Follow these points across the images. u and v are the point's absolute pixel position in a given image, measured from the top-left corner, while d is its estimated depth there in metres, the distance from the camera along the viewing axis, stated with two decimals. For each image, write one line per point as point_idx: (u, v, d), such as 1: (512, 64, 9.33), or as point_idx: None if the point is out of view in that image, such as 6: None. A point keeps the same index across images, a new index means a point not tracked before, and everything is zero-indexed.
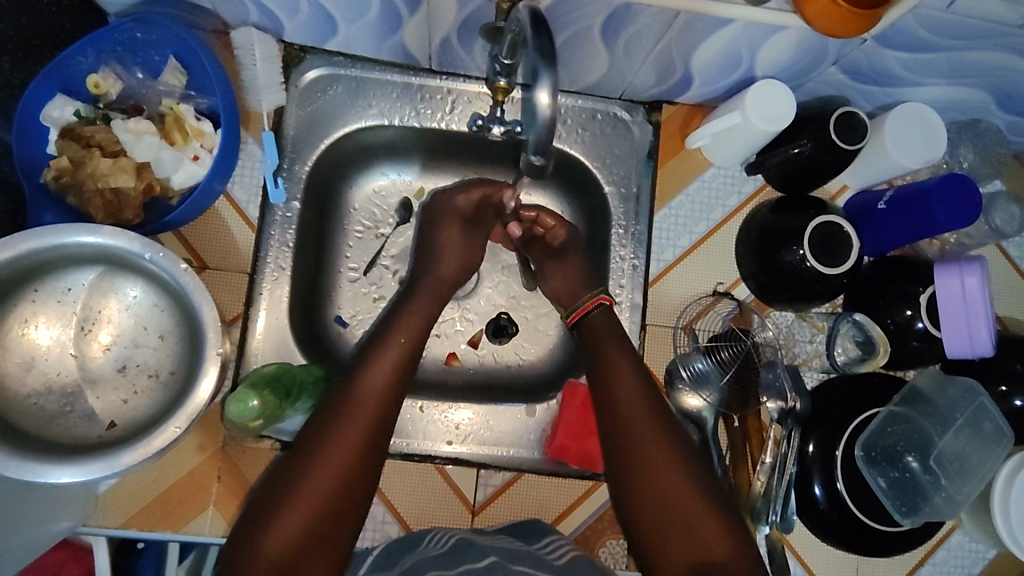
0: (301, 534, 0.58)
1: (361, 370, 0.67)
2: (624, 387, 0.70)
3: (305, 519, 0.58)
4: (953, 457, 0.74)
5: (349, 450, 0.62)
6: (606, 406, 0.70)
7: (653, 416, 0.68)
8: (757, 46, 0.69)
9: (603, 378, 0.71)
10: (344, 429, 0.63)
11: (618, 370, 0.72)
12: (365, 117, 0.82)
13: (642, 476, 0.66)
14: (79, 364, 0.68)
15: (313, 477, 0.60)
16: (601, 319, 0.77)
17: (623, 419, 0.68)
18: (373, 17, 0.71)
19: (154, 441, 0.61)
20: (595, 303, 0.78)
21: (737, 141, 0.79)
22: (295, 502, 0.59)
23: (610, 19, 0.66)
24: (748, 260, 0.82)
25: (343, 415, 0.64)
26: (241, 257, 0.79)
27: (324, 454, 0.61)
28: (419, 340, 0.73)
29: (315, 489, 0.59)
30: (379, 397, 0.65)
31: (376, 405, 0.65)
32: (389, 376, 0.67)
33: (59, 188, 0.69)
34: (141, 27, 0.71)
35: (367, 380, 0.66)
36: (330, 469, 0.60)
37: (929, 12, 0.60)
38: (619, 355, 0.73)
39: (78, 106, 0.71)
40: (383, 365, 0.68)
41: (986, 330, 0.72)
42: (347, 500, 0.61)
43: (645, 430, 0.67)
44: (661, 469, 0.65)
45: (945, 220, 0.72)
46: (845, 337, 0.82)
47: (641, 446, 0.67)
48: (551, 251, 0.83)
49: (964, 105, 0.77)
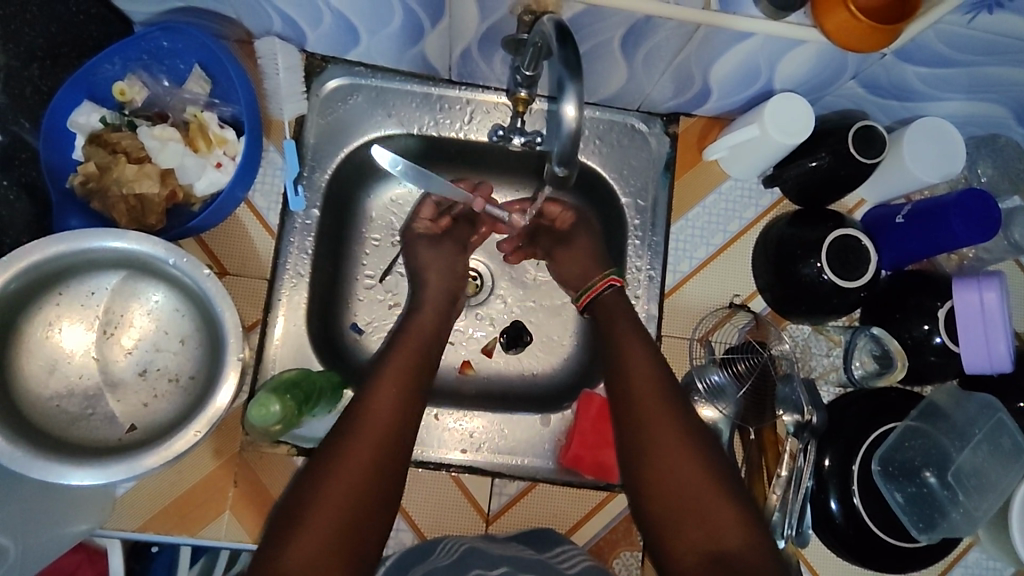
0: (326, 541, 0.58)
1: (375, 383, 0.69)
2: (646, 392, 0.69)
3: (330, 524, 0.58)
4: (971, 473, 0.73)
5: (373, 458, 0.63)
6: (626, 412, 0.69)
7: (675, 421, 0.68)
8: (777, 59, 0.69)
9: (623, 382, 0.71)
10: (363, 437, 0.64)
11: (640, 374, 0.71)
12: (384, 125, 0.83)
13: (661, 483, 0.65)
14: (101, 368, 0.68)
15: (335, 484, 0.61)
16: (613, 298, 0.78)
17: (644, 423, 0.68)
18: (395, 28, 0.72)
19: (174, 445, 0.62)
20: (606, 284, 0.79)
21: (754, 154, 0.79)
22: (320, 509, 0.59)
23: (631, 32, 0.67)
24: (765, 272, 0.82)
25: (361, 425, 0.65)
26: (260, 262, 0.80)
27: (345, 462, 0.62)
28: (432, 351, 0.76)
29: (337, 496, 0.60)
30: (394, 408, 0.67)
31: (396, 414, 0.67)
32: (403, 387, 0.69)
33: (86, 194, 0.70)
34: (168, 36, 0.72)
35: (383, 388, 0.68)
36: (351, 474, 0.61)
37: (950, 28, 0.60)
38: (640, 358, 0.72)
39: (104, 113, 0.72)
40: (394, 377, 0.69)
41: (1005, 345, 0.72)
42: (368, 509, 0.61)
43: (663, 435, 0.67)
44: (683, 476, 0.65)
45: (964, 234, 0.72)
46: (863, 351, 0.81)
47: (661, 451, 0.66)
48: (557, 237, 0.85)
49: (983, 120, 0.77)
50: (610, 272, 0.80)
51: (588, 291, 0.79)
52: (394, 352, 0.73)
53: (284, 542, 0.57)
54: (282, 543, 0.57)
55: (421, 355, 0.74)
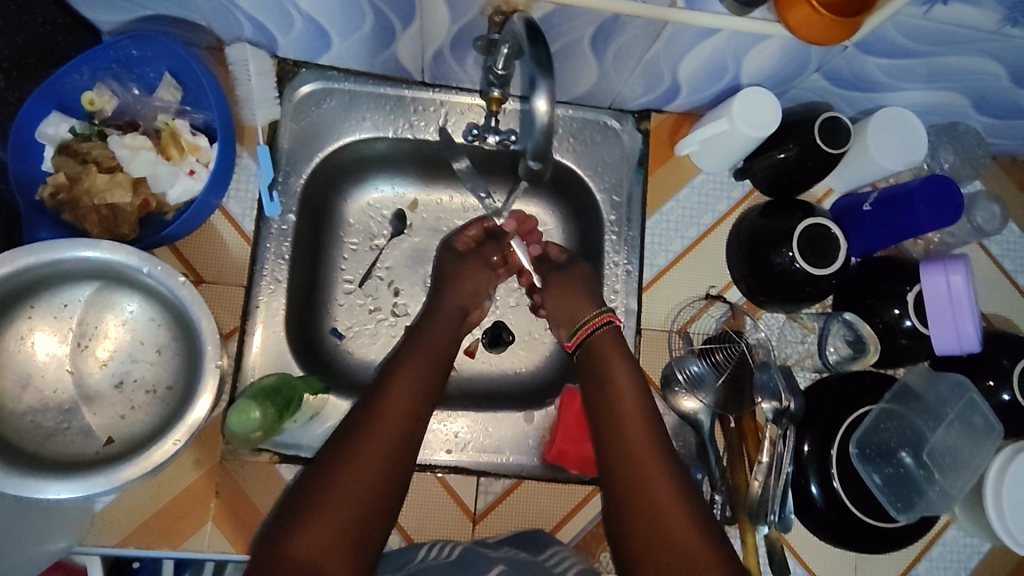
0: (337, 532, 0.57)
1: (385, 388, 0.67)
2: (632, 420, 0.70)
3: (341, 514, 0.57)
4: (946, 451, 0.76)
5: (379, 463, 0.61)
6: (614, 442, 0.69)
7: (659, 450, 0.67)
8: (742, 54, 0.71)
9: (613, 414, 0.71)
10: (372, 440, 0.62)
11: (626, 393, 0.72)
12: (359, 129, 0.83)
13: (646, 511, 0.63)
14: (75, 381, 0.68)
15: (346, 474, 0.59)
16: (607, 336, 0.76)
17: (631, 450, 0.67)
18: (366, 31, 0.73)
19: (153, 455, 0.61)
20: (601, 321, 0.77)
21: (724, 147, 0.80)
22: (334, 498, 0.58)
23: (600, 31, 0.68)
24: (738, 264, 0.83)
25: (380, 417, 0.64)
26: (237, 269, 0.79)
27: (355, 468, 0.60)
28: (447, 354, 0.75)
29: (351, 486, 0.59)
30: (408, 407, 0.66)
31: (408, 413, 0.66)
32: (415, 395, 0.67)
33: (56, 205, 0.69)
34: (137, 44, 0.72)
35: (396, 386, 0.67)
36: (367, 467, 0.60)
37: (907, 19, 0.62)
38: (629, 389, 0.72)
39: (73, 123, 0.72)
40: (411, 374, 0.69)
41: (973, 326, 0.73)
42: (378, 505, 0.60)
43: (641, 455, 0.67)
44: (666, 505, 0.63)
45: (930, 220, 0.75)
46: (836, 337, 0.83)
47: (640, 470, 0.66)
48: (552, 266, 0.84)
49: (943, 109, 0.80)
50: (606, 310, 0.78)
51: (581, 329, 0.77)
52: (409, 355, 0.72)
53: (297, 526, 0.56)
54: (295, 526, 0.57)
55: (431, 363, 0.72)
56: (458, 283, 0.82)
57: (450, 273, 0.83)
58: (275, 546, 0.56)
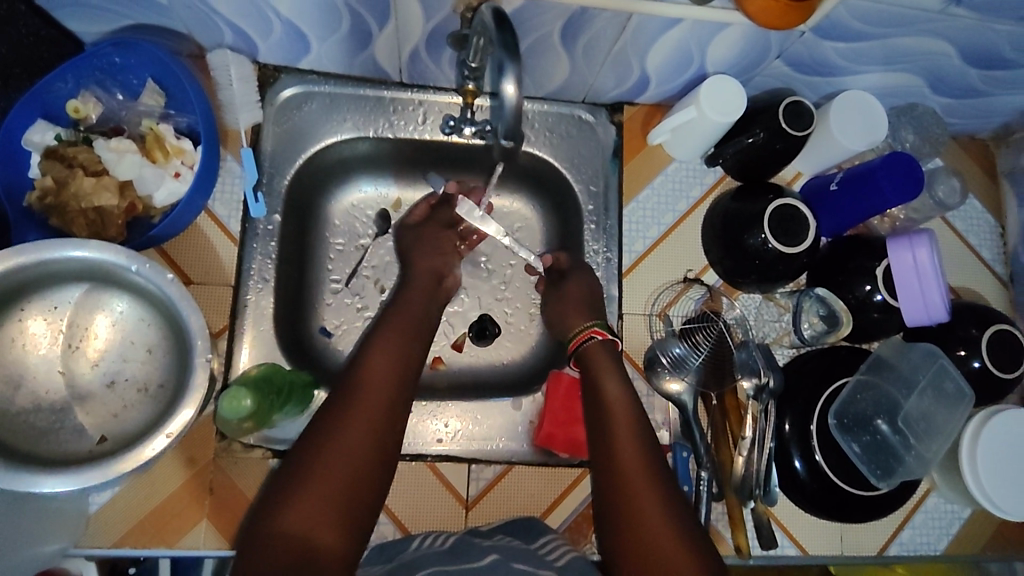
0: (328, 499, 0.59)
1: (365, 363, 0.69)
2: (616, 409, 0.73)
3: (331, 482, 0.59)
4: (920, 417, 0.78)
5: (364, 436, 0.63)
6: (601, 426, 0.73)
7: (644, 452, 0.70)
8: (706, 43, 0.74)
9: (603, 417, 0.73)
10: (355, 412, 0.64)
11: (608, 380, 0.76)
12: (340, 131, 0.86)
13: (628, 512, 0.66)
14: (67, 381, 0.69)
15: (333, 441, 0.62)
16: (595, 349, 0.78)
17: (616, 450, 0.70)
18: (343, 33, 0.75)
19: (146, 450, 0.63)
20: (585, 337, 0.79)
21: (695, 134, 0.83)
22: (323, 464, 0.60)
23: (569, 24, 0.70)
24: (714, 247, 0.86)
25: (364, 385, 0.67)
26: (224, 269, 0.81)
27: (340, 440, 0.62)
28: (425, 330, 0.78)
29: (339, 453, 0.61)
30: (392, 377, 0.69)
31: (392, 381, 0.68)
32: (396, 368, 0.70)
33: (44, 209, 0.71)
34: (121, 52, 0.74)
35: (378, 357, 0.70)
36: (354, 434, 0.63)
37: (858, 2, 0.66)
38: (611, 378, 0.76)
39: (59, 130, 0.73)
40: (392, 346, 0.72)
41: (939, 295, 0.76)
42: (369, 472, 0.62)
43: (620, 436, 0.71)
44: (648, 508, 0.65)
45: (894, 196, 0.77)
46: (810, 313, 0.85)
47: (616, 450, 0.70)
48: (557, 279, 0.87)
49: (901, 90, 0.83)
50: (595, 323, 0.81)
51: (572, 341, 0.80)
52: (390, 328, 0.75)
53: (288, 493, 0.58)
54: (286, 493, 0.58)
55: (409, 337, 0.74)
56: (427, 254, 0.85)
57: (421, 244, 0.86)
58: (269, 512, 0.58)
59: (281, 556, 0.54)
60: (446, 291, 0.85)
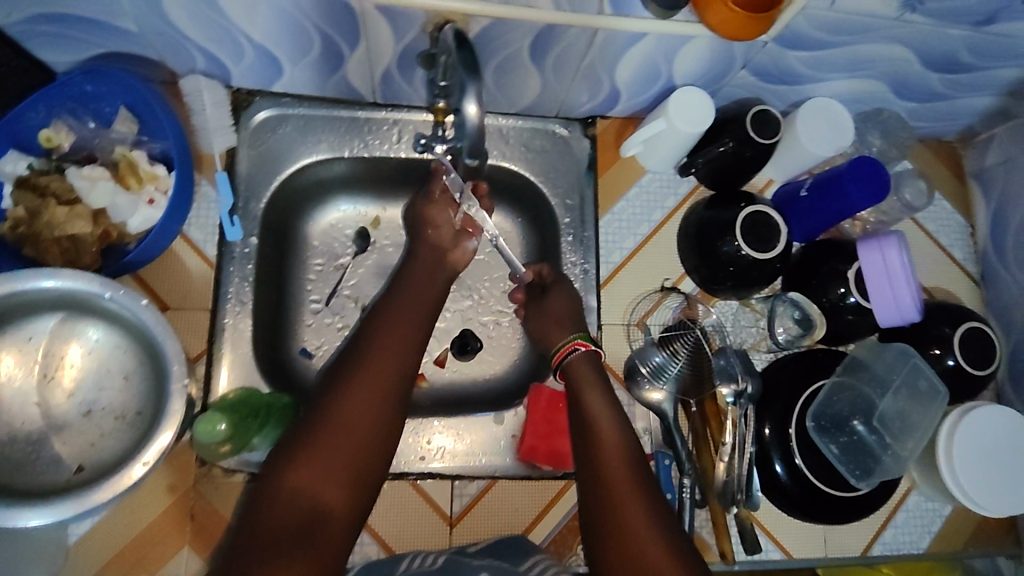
0: (333, 468, 0.61)
1: (376, 333, 0.71)
2: (596, 408, 0.75)
3: (336, 451, 0.62)
4: (895, 416, 0.79)
5: (369, 407, 0.65)
6: (581, 427, 0.74)
7: (630, 464, 0.70)
8: (672, 56, 0.75)
9: (587, 429, 0.74)
10: (362, 383, 0.66)
11: (587, 387, 0.77)
12: (316, 151, 0.86)
13: (614, 520, 0.66)
14: (42, 412, 0.68)
15: (338, 412, 0.64)
16: (579, 361, 0.79)
17: (602, 463, 0.70)
18: (315, 56, 0.76)
19: (123, 479, 0.62)
20: (571, 349, 0.80)
21: (666, 145, 0.84)
22: (328, 435, 0.62)
23: (537, 40, 0.71)
24: (690, 255, 0.87)
25: (371, 356, 0.68)
26: (201, 292, 0.81)
27: (347, 410, 0.64)
28: (434, 297, 0.78)
29: (343, 425, 0.63)
30: (397, 349, 0.70)
31: (398, 352, 0.69)
32: (406, 341, 0.71)
33: (17, 239, 0.71)
34: (91, 80, 0.74)
35: (384, 329, 0.71)
36: (359, 408, 0.64)
37: (817, 12, 0.67)
38: (589, 380, 0.78)
39: (31, 160, 0.73)
40: (400, 319, 0.73)
41: (910, 295, 0.77)
42: (374, 443, 0.64)
43: (603, 434, 0.73)
44: (633, 517, 0.65)
45: (859, 199, 0.79)
46: (784, 317, 0.87)
47: (599, 451, 0.71)
48: (539, 294, 0.87)
49: (866, 96, 0.85)
50: (578, 335, 0.81)
51: (556, 353, 0.80)
52: (399, 298, 0.76)
53: (293, 460, 0.61)
54: (292, 459, 0.61)
55: (419, 309, 0.75)
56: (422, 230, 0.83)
57: (420, 220, 0.83)
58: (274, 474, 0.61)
59: (293, 518, 0.58)
60: (453, 267, 0.82)
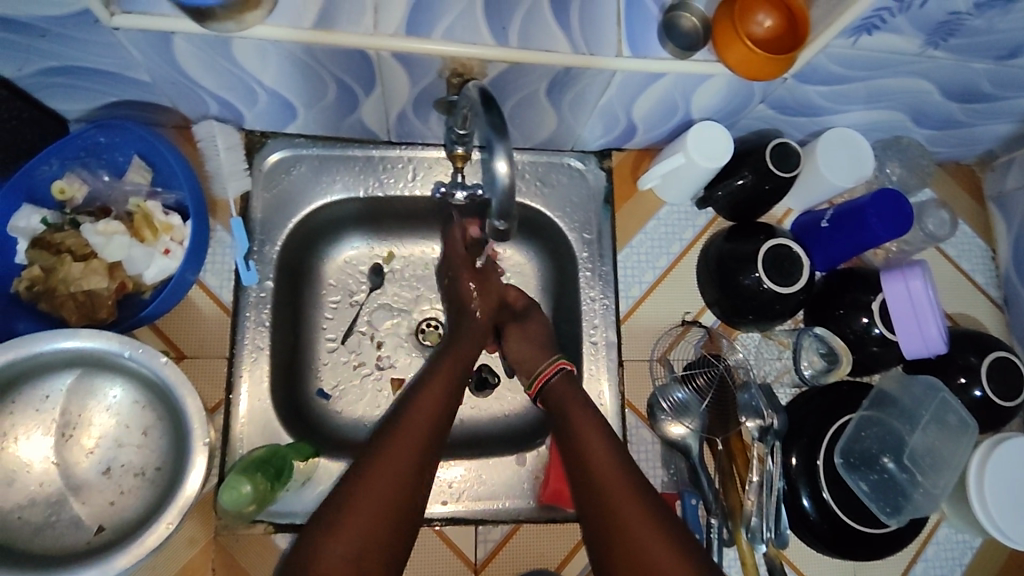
0: (371, 524, 0.61)
1: (415, 397, 0.72)
2: (584, 423, 0.74)
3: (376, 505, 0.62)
4: (925, 453, 0.79)
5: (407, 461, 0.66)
6: (574, 446, 0.73)
7: (635, 491, 0.69)
8: (691, 93, 0.74)
9: (583, 461, 0.72)
10: (399, 439, 0.67)
11: (572, 403, 0.77)
12: (330, 192, 0.85)
13: (627, 544, 0.65)
14: (62, 472, 0.67)
15: (378, 466, 0.64)
16: (561, 384, 0.79)
17: (603, 494, 0.69)
18: (330, 100, 0.75)
19: (146, 540, 0.61)
20: (556, 369, 0.79)
21: (684, 179, 0.84)
22: (366, 491, 0.62)
23: (555, 82, 0.71)
24: (710, 288, 0.86)
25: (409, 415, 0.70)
26: (218, 340, 0.80)
27: (385, 462, 0.65)
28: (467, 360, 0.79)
29: (384, 480, 0.63)
30: (434, 408, 0.71)
31: (434, 412, 0.71)
32: (440, 399, 0.73)
33: (32, 297, 0.70)
34: (104, 132, 0.73)
35: (423, 389, 0.73)
36: (399, 464, 0.65)
37: (838, 50, 0.67)
38: (574, 400, 0.77)
39: (44, 214, 0.72)
40: (441, 379, 0.75)
41: (936, 328, 0.76)
42: (411, 501, 0.64)
43: (595, 451, 0.72)
44: (648, 547, 0.64)
45: (883, 231, 0.78)
46: (810, 351, 0.86)
47: (597, 470, 0.70)
48: (513, 316, 0.86)
49: (885, 125, 0.84)
50: (559, 357, 0.81)
51: (539, 377, 0.80)
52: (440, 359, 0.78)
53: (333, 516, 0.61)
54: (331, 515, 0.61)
55: (457, 367, 0.77)
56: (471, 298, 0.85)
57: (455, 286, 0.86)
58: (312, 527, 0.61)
59: None
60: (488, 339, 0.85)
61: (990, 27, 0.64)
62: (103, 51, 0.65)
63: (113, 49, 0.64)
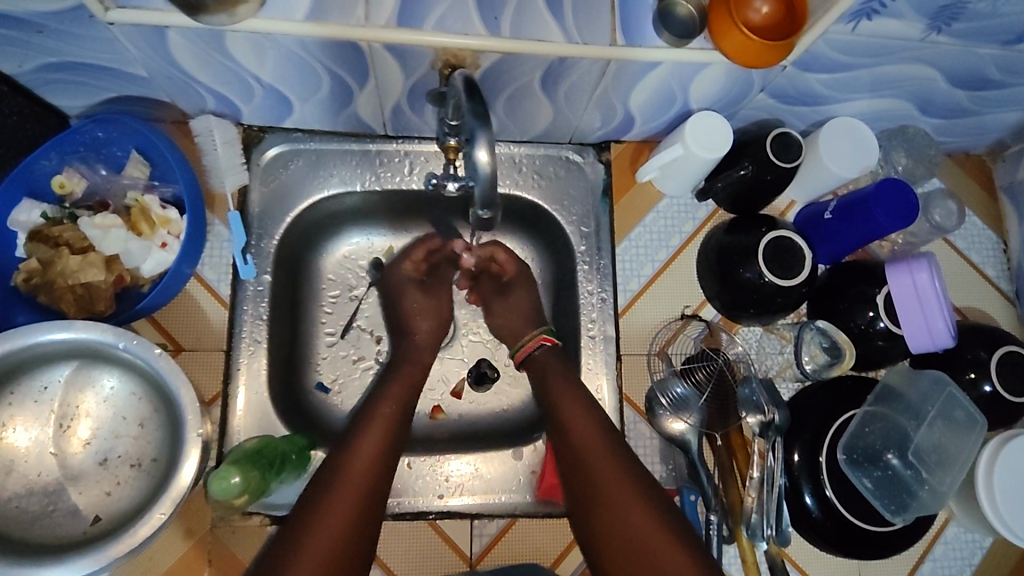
0: (337, 532, 0.63)
1: (360, 430, 0.71)
2: (575, 418, 0.73)
3: (341, 512, 0.64)
4: (931, 450, 0.76)
5: (368, 470, 0.68)
6: (564, 444, 0.72)
7: (633, 487, 0.67)
8: (688, 82, 0.73)
9: (577, 456, 0.70)
10: (360, 449, 0.69)
11: (567, 397, 0.74)
12: (327, 186, 0.85)
13: (628, 541, 0.65)
14: (59, 462, 0.68)
15: (347, 474, 0.67)
16: (543, 356, 0.80)
17: (597, 486, 0.68)
18: (324, 94, 0.75)
19: (139, 531, 0.61)
20: (537, 343, 0.81)
21: (683, 170, 0.82)
22: (332, 499, 0.65)
23: (548, 73, 0.70)
24: (710, 282, 0.84)
25: (366, 424, 0.72)
26: (215, 334, 0.80)
27: (348, 471, 0.67)
28: (421, 373, 0.81)
29: (349, 489, 0.66)
30: (389, 417, 0.73)
31: (389, 419, 0.73)
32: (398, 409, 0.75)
33: (31, 290, 0.71)
34: (102, 126, 0.74)
35: (380, 399, 0.75)
36: (361, 472, 0.67)
37: (838, 37, 0.65)
38: (564, 392, 0.75)
39: (44, 208, 0.73)
40: (398, 391, 0.77)
41: (943, 322, 0.74)
42: (372, 507, 0.66)
43: (591, 448, 0.70)
44: (647, 535, 0.64)
45: (889, 223, 0.76)
46: (811, 345, 0.84)
47: (592, 468, 0.69)
48: (498, 285, 0.88)
49: (891, 114, 0.82)
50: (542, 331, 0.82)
51: (521, 349, 0.81)
52: (397, 370, 0.80)
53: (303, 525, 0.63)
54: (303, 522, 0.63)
55: (411, 377, 0.79)
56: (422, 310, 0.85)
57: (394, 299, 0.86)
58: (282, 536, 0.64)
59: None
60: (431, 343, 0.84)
61: (994, 11, 0.62)
62: (97, 46, 0.65)
63: (108, 44, 0.65)
